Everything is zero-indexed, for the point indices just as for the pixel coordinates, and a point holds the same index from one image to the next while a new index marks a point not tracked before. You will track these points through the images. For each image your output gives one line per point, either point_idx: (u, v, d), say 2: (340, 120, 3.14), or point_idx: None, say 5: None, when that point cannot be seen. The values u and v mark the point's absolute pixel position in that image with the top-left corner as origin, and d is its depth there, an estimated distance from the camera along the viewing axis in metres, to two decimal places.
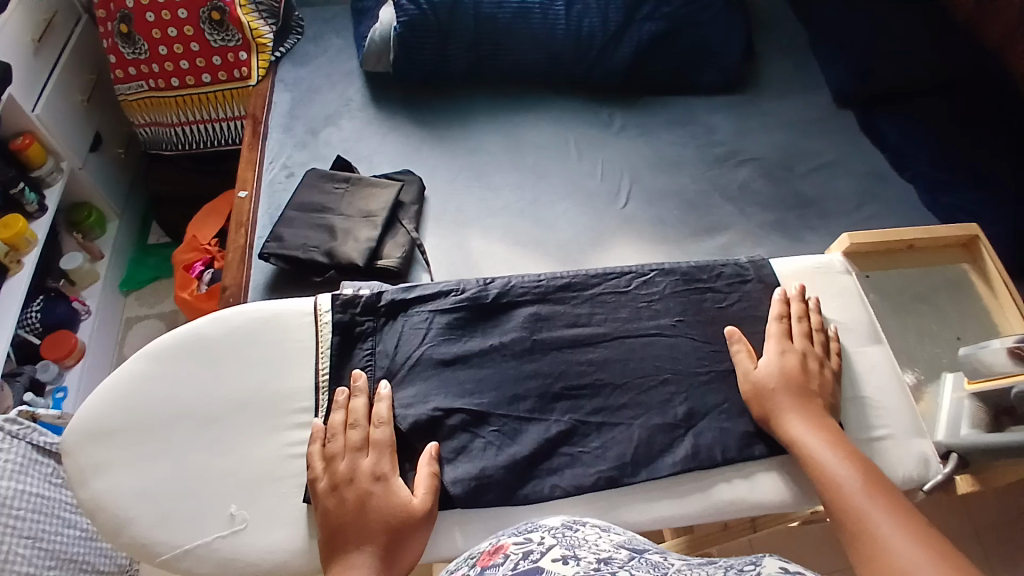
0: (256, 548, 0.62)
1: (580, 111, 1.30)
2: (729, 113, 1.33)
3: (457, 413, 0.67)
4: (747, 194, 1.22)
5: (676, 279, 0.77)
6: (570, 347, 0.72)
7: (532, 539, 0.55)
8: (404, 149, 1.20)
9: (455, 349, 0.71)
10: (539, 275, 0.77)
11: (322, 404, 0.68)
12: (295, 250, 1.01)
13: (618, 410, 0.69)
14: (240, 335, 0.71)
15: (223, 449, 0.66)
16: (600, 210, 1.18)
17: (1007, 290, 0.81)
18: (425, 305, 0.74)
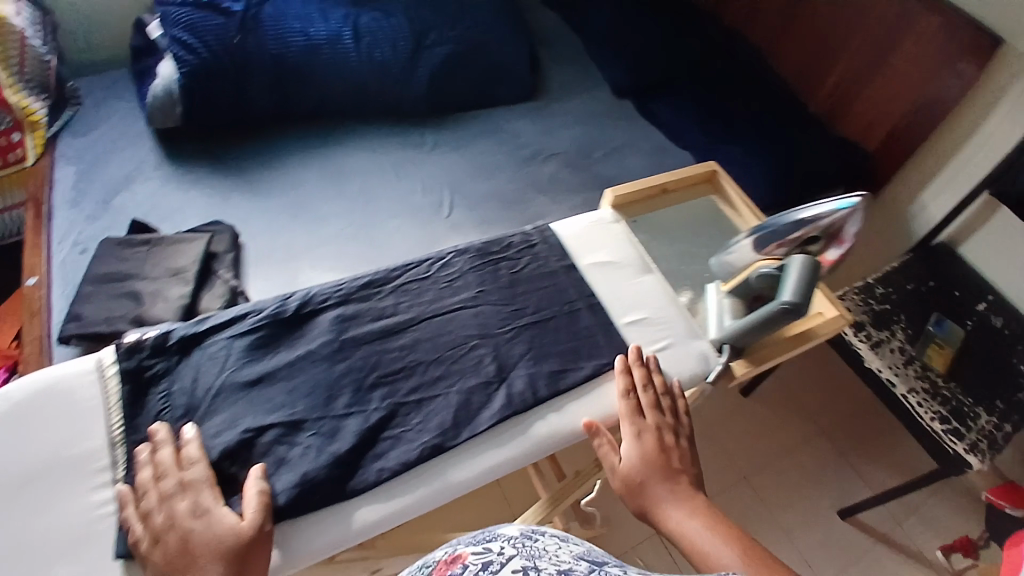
0: None
1: (391, 136, 1.35)
2: (528, 117, 1.45)
3: (269, 428, 0.66)
4: (556, 185, 1.34)
5: (471, 256, 0.84)
6: (380, 338, 0.74)
7: (493, 548, 0.56)
8: (213, 202, 1.17)
9: (260, 368, 0.70)
10: (340, 280, 0.79)
11: (120, 460, 0.63)
12: (98, 325, 0.93)
13: (434, 383, 0.72)
14: (14, 412, 0.64)
15: (16, 532, 0.59)
16: (426, 221, 1.22)
17: (746, 208, 0.97)
18: (220, 333, 0.72)
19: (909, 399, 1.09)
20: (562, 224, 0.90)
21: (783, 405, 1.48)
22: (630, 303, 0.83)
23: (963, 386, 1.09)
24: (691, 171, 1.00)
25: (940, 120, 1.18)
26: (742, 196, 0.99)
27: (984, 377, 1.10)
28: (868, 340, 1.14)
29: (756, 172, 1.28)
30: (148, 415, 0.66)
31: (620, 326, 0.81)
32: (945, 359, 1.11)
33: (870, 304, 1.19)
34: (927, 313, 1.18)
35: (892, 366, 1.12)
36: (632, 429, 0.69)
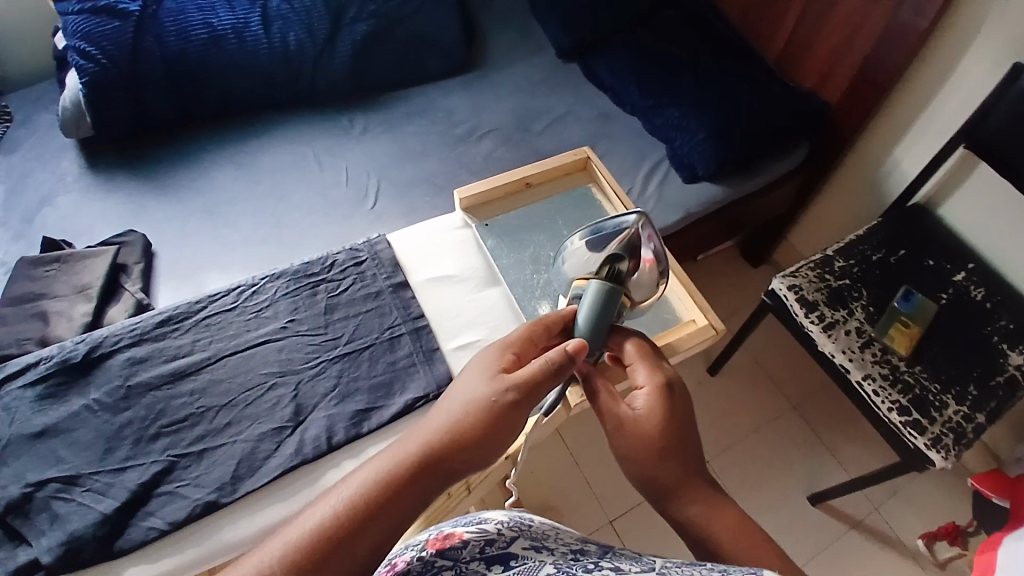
0: None
1: (316, 124, 1.29)
2: (464, 92, 1.36)
3: (47, 484, 0.67)
4: (489, 164, 1.26)
5: (285, 281, 0.83)
6: (170, 381, 0.74)
7: (489, 527, 0.47)
8: (132, 210, 1.15)
9: (43, 420, 0.71)
10: (138, 319, 0.78)
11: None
12: (7, 348, 0.94)
13: (222, 430, 0.72)
14: None
15: None
16: (350, 215, 1.18)
17: (615, 199, 0.89)
18: (9, 384, 0.73)
19: (864, 386, 0.99)
20: (401, 236, 0.89)
21: (746, 379, 1.39)
22: (466, 322, 0.82)
23: (928, 371, 0.98)
24: (560, 160, 0.92)
25: (907, 53, 1.03)
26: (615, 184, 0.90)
27: (950, 359, 0.99)
28: (821, 322, 1.03)
29: (699, 137, 1.17)
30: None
31: (447, 351, 0.80)
32: (909, 339, 1.00)
33: (828, 280, 1.07)
34: (895, 287, 1.06)
35: (846, 350, 1.01)
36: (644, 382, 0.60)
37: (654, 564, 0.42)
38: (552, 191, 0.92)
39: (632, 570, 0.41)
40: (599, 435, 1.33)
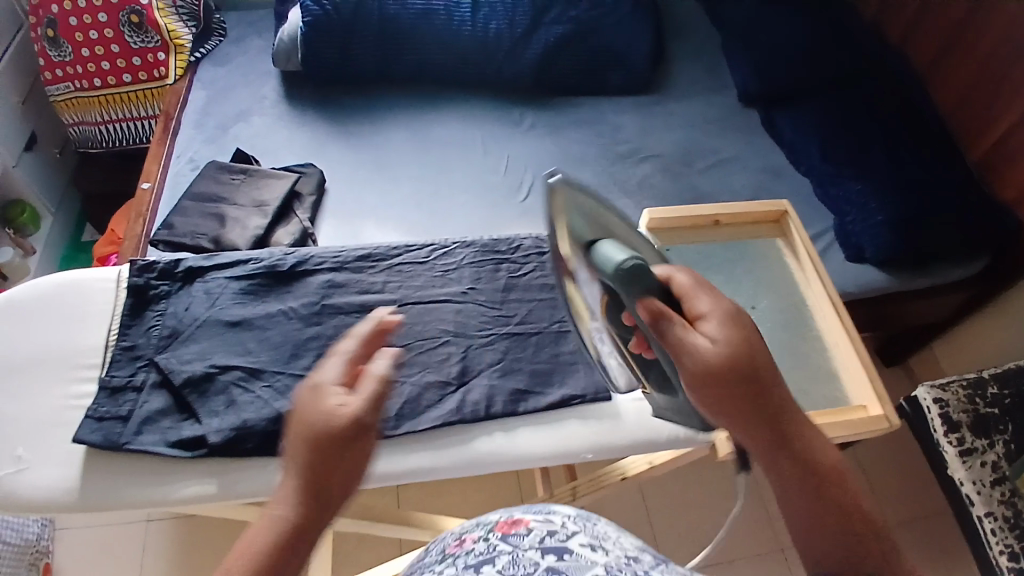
0: (40, 486, 0.68)
1: (489, 109, 1.35)
2: (635, 113, 1.37)
3: (233, 368, 0.76)
4: (643, 189, 1.26)
5: (474, 251, 0.89)
6: (358, 311, 0.82)
7: (554, 519, 0.57)
8: (312, 145, 1.25)
9: (244, 312, 0.80)
10: (339, 251, 0.88)
11: (107, 361, 0.76)
12: (182, 237, 1.03)
13: (398, 368, 0.79)
14: (45, 302, 0.78)
15: (22, 397, 0.73)
16: (500, 203, 1.22)
17: (810, 262, 0.83)
18: (220, 273, 0.83)
19: (983, 524, 0.94)
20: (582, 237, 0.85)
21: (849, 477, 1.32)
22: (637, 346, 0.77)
23: None
24: (756, 208, 0.88)
25: None
26: (810, 247, 0.85)
27: None
28: (958, 446, 0.98)
29: (876, 220, 1.13)
30: (142, 329, 0.78)
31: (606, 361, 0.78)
32: None
33: (976, 404, 1.00)
34: None
35: (976, 482, 0.96)
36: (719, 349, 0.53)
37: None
38: (738, 236, 0.87)
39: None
40: (677, 488, 1.29)
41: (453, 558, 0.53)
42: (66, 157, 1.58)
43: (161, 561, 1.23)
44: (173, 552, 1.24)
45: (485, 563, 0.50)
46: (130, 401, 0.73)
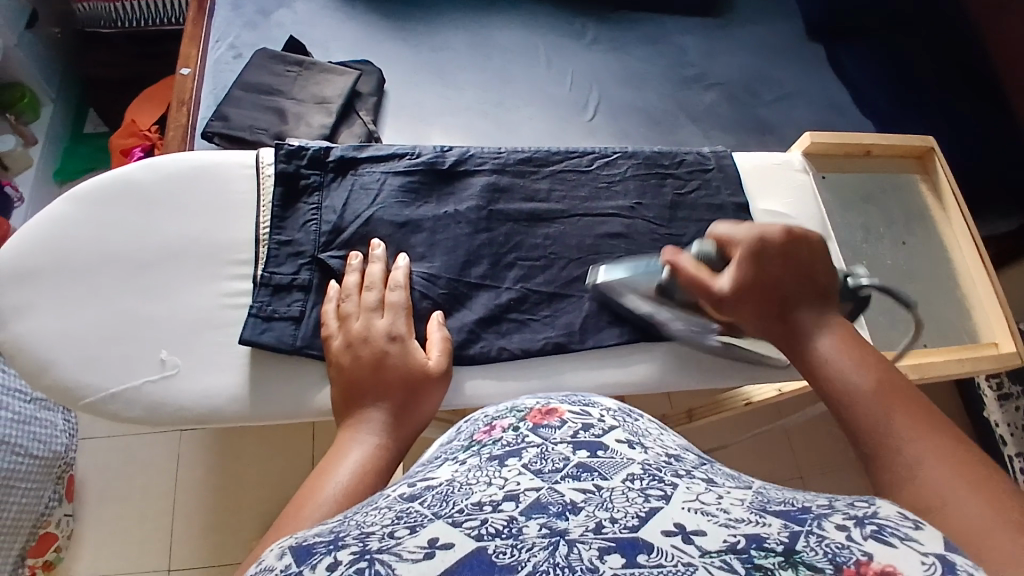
0: (190, 393, 0.55)
1: (551, 18, 1.25)
2: (701, 35, 1.29)
3: (414, 271, 0.61)
4: (711, 116, 1.20)
5: (639, 162, 0.72)
6: (526, 222, 0.66)
7: (592, 414, 0.44)
8: (366, 41, 1.14)
9: (408, 213, 0.64)
10: (500, 147, 0.70)
11: (262, 257, 0.60)
12: (243, 131, 0.93)
13: (571, 283, 0.65)
14: (179, 183, 0.61)
15: (160, 295, 0.57)
16: (567, 120, 1.14)
17: (956, 202, 0.81)
18: (378, 166, 0.66)
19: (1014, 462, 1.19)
20: (748, 155, 0.75)
21: None
22: None
23: None
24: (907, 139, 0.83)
25: None
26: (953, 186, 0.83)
27: None
28: (995, 389, 1.21)
29: None
30: (297, 223, 0.61)
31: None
32: None
33: None
34: None
35: (1010, 424, 1.20)
36: (733, 287, 0.56)
37: (749, 483, 0.38)
38: (882, 168, 0.83)
39: (726, 484, 0.36)
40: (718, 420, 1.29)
41: (475, 447, 0.41)
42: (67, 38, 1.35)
43: (200, 473, 1.16)
44: (212, 464, 1.17)
45: (510, 455, 0.37)
46: (300, 302, 0.59)
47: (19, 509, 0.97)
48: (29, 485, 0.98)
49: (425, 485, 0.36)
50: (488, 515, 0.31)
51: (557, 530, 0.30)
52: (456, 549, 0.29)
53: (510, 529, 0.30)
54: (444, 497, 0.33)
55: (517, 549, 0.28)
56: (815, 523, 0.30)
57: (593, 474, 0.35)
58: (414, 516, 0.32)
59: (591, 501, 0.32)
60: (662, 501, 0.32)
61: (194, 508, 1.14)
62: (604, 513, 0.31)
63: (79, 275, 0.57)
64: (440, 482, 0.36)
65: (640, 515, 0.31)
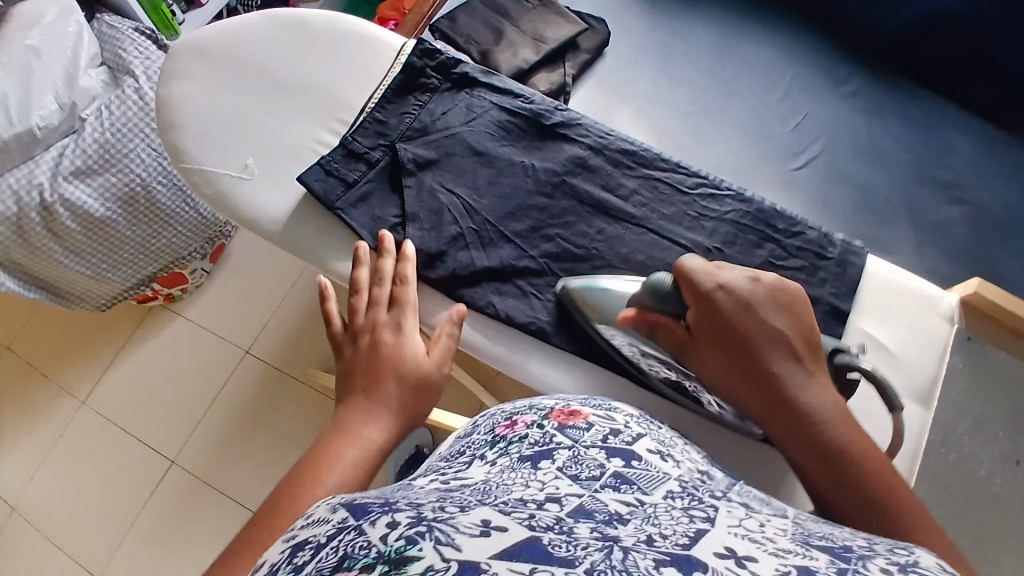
0: (248, 200, 0.64)
1: (818, 50, 1.10)
2: (993, 140, 1.03)
3: (458, 198, 0.64)
4: (936, 233, 0.98)
5: (746, 210, 0.64)
6: (589, 208, 0.64)
7: (616, 419, 0.51)
8: (614, 0, 1.13)
9: (489, 146, 0.66)
10: (612, 131, 0.68)
11: (356, 124, 0.67)
12: (459, 38, 1.01)
13: (594, 285, 0.62)
14: (336, 37, 0.69)
15: (273, 115, 0.66)
16: (764, 157, 1.02)
17: None
18: (491, 95, 0.69)
19: None
20: (884, 265, 0.62)
21: None
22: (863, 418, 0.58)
23: None
24: None
25: None
26: None
27: None
28: None
29: None
30: (397, 110, 0.67)
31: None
32: None
33: None
34: None
35: None
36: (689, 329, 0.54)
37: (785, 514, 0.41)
38: None
39: (764, 512, 0.39)
40: None
41: (503, 446, 0.46)
42: None
43: (302, 299, 1.36)
44: (313, 295, 1.36)
45: (543, 459, 0.42)
46: (361, 173, 0.65)
47: (166, 243, 1.16)
48: (186, 234, 1.18)
49: (459, 482, 0.39)
50: (535, 511, 0.31)
51: (608, 534, 0.29)
52: (509, 532, 0.27)
53: (560, 526, 0.29)
54: (484, 492, 0.35)
55: (572, 545, 0.27)
56: (860, 563, 0.30)
57: (631, 486, 0.38)
58: (461, 500, 0.33)
59: (635, 514, 0.33)
60: (706, 522, 0.33)
61: (283, 322, 1.34)
62: (653, 526, 0.31)
63: (230, 71, 0.68)
64: (475, 482, 0.38)
65: (687, 535, 0.31)
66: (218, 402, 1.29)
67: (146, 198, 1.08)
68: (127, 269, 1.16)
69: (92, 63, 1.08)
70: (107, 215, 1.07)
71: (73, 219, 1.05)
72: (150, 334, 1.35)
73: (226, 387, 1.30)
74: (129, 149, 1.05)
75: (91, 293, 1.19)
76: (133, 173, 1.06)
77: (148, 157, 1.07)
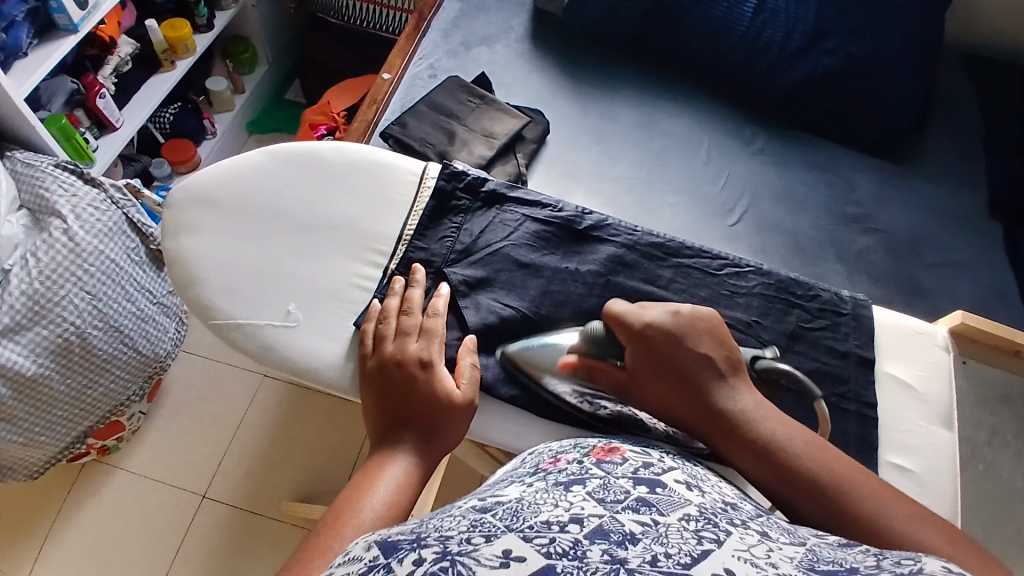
0: (295, 348, 0.61)
1: (722, 117, 1.27)
2: (876, 176, 1.23)
3: (518, 312, 0.65)
4: (862, 261, 1.13)
5: (770, 283, 0.71)
6: (639, 301, 0.68)
7: (653, 453, 0.43)
8: (543, 92, 1.23)
9: (532, 257, 0.69)
10: (637, 227, 0.73)
11: (397, 255, 0.67)
12: (413, 141, 1.04)
13: None
14: (353, 169, 0.70)
15: (304, 255, 0.65)
16: (707, 217, 1.13)
17: None
18: (521, 208, 0.72)
19: None
20: (884, 310, 0.72)
21: None
22: (908, 447, 0.65)
23: None
24: None
25: None
26: None
27: None
28: None
29: None
30: (436, 236, 0.68)
31: (880, 462, 0.64)
32: None
33: None
34: None
35: None
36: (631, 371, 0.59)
37: (802, 539, 0.36)
38: None
39: (779, 539, 0.34)
40: None
41: (541, 475, 0.40)
42: (297, 15, 1.67)
43: (263, 420, 1.26)
44: (274, 414, 1.26)
45: (574, 483, 0.37)
46: None
47: (105, 392, 1.08)
48: (124, 375, 1.10)
49: (494, 501, 0.36)
50: (555, 534, 0.29)
51: (617, 557, 0.28)
52: (527, 562, 0.27)
53: (575, 551, 0.28)
54: (514, 513, 0.33)
55: (583, 571, 0.27)
56: None
57: (650, 509, 0.33)
58: (486, 526, 0.31)
59: (648, 533, 0.30)
60: (715, 544, 0.30)
61: (246, 450, 1.23)
62: (661, 547, 0.29)
63: (249, 217, 0.67)
64: (509, 500, 0.35)
65: (693, 554, 0.29)
66: (181, 563, 1.12)
67: (81, 348, 1.02)
68: (61, 429, 1.06)
69: (11, 208, 1.03)
70: (39, 372, 0.99)
71: (3, 387, 0.97)
72: (85, 501, 1.17)
73: (189, 544, 1.14)
74: (59, 298, 0.99)
75: (21, 463, 1.07)
76: (63, 319, 0.99)
77: (78, 299, 1.01)
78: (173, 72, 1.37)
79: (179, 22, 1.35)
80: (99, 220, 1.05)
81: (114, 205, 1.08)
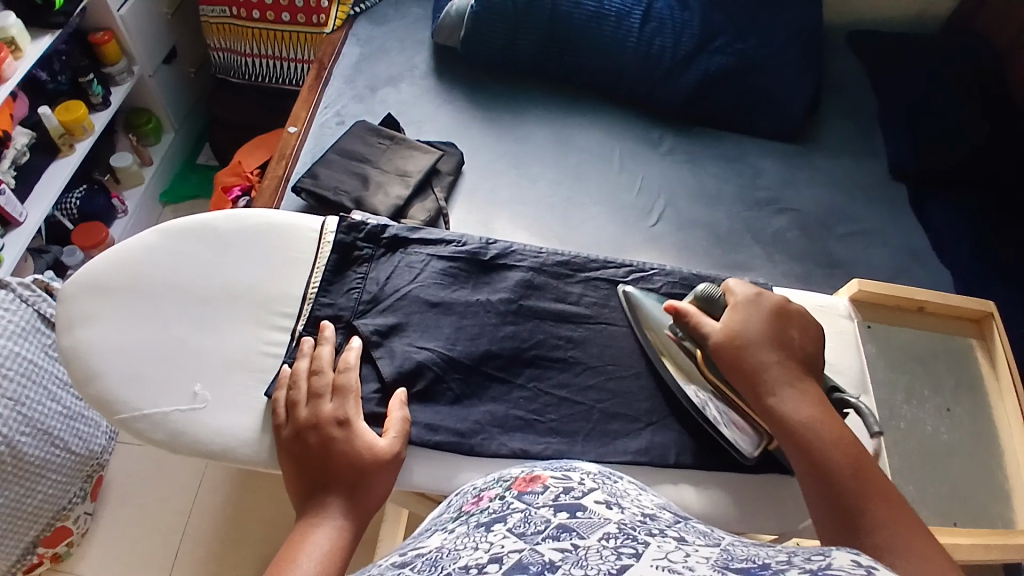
0: (209, 428, 0.59)
1: (631, 125, 1.31)
2: (780, 160, 1.29)
3: (434, 352, 0.65)
4: (779, 243, 1.18)
5: (675, 282, 0.74)
6: (552, 321, 0.70)
7: (572, 476, 0.44)
8: (454, 124, 1.25)
9: (443, 294, 0.69)
10: (542, 248, 0.75)
11: (305, 314, 0.66)
12: (326, 191, 1.03)
13: (583, 389, 0.67)
14: (248, 235, 0.69)
15: (207, 331, 0.64)
16: (629, 223, 1.16)
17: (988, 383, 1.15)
18: (425, 248, 0.72)
19: None
20: (787, 291, 0.75)
21: None
22: None
23: None
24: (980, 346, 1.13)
25: None
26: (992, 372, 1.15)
27: None
28: None
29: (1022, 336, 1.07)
30: (342, 289, 0.68)
31: None
32: None
33: None
34: None
35: None
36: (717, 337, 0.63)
37: (718, 540, 0.37)
38: None
39: (696, 543, 0.35)
40: None
41: (463, 518, 0.40)
42: (199, 78, 1.65)
43: (218, 499, 1.20)
44: (227, 493, 1.21)
45: (495, 522, 0.37)
46: None
47: (44, 498, 1.02)
48: (60, 477, 1.04)
49: (415, 554, 0.35)
50: None
51: None
52: None
53: None
54: (433, 563, 0.33)
55: None
56: None
57: (571, 534, 0.33)
58: None
59: (567, 559, 0.30)
60: (634, 558, 0.31)
61: (201, 536, 1.17)
62: (580, 570, 0.30)
63: (145, 301, 0.64)
64: (430, 549, 0.35)
65: (612, 571, 0.29)
66: None
67: (12, 457, 0.96)
68: (6, 542, 0.99)
69: None
70: None
71: None
72: None
73: None
74: None
75: None
76: None
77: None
78: (73, 155, 1.32)
79: (73, 103, 1.32)
80: (8, 321, 0.99)
81: (22, 303, 1.02)
